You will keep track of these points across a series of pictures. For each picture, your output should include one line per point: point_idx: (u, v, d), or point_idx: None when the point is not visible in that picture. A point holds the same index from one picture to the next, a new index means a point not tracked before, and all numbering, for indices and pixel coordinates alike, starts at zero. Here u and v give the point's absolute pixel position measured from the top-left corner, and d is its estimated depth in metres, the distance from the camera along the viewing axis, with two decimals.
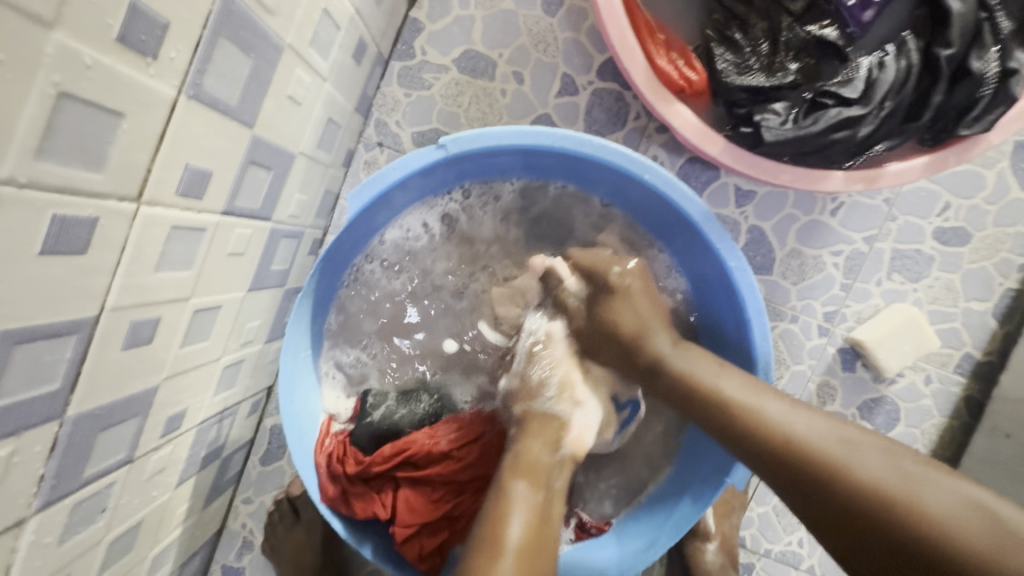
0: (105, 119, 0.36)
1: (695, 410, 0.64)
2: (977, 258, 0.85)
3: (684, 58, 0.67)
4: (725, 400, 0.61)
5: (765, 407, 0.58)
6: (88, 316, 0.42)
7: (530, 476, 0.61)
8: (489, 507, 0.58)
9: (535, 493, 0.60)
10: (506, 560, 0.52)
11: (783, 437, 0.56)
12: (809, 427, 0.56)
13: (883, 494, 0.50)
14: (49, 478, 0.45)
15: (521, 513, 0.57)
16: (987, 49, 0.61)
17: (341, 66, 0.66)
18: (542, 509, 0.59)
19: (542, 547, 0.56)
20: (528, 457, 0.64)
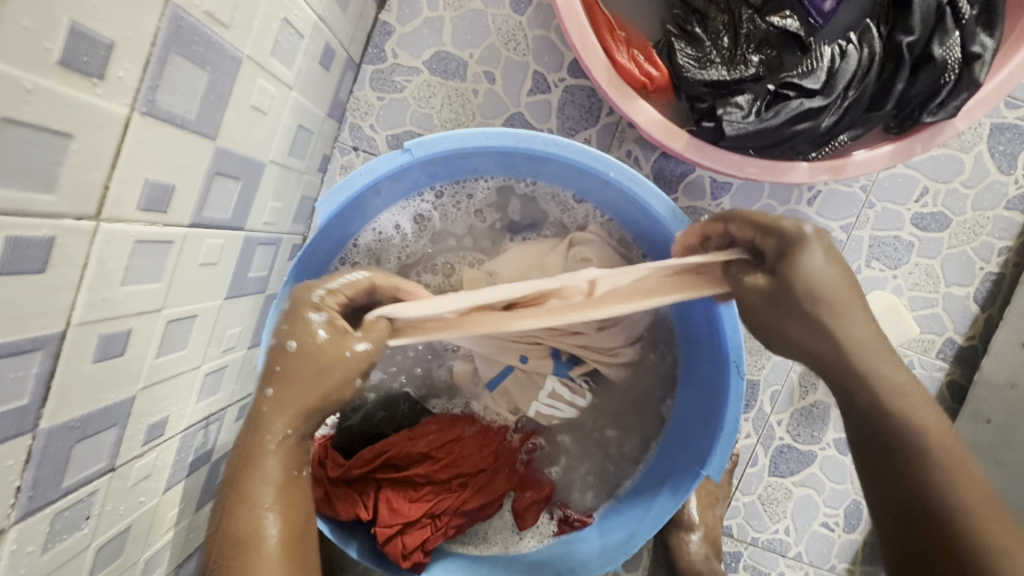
0: (53, 141, 0.36)
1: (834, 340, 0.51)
2: (957, 242, 0.85)
3: (645, 55, 0.68)
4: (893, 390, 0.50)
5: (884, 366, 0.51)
6: (55, 331, 0.43)
7: (268, 463, 0.56)
8: (234, 507, 0.55)
9: (289, 480, 0.58)
10: (264, 560, 0.54)
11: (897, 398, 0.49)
12: (903, 392, 0.50)
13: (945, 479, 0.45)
14: (25, 490, 0.46)
15: (278, 504, 0.56)
16: (949, 34, 0.62)
17: (308, 74, 0.66)
18: (301, 495, 0.58)
19: (297, 521, 0.57)
20: (264, 440, 0.57)
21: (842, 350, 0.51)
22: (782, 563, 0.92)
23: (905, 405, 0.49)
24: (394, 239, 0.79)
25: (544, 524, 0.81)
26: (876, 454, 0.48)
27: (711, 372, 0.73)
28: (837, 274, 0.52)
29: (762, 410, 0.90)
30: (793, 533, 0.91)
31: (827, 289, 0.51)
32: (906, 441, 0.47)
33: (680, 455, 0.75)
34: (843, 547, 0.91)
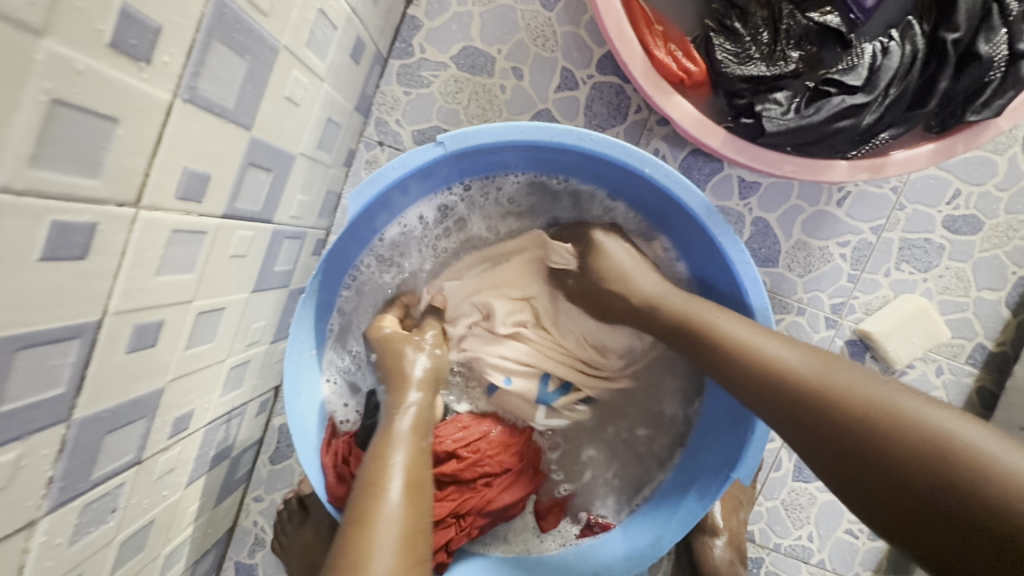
0: (99, 125, 0.36)
1: (695, 343, 0.64)
2: (989, 246, 0.84)
3: (683, 50, 0.67)
4: (816, 389, 0.52)
5: (760, 344, 0.58)
6: (91, 319, 0.42)
7: (403, 439, 0.63)
8: (371, 461, 0.61)
9: (417, 438, 0.64)
10: (386, 507, 0.56)
11: (770, 365, 0.56)
12: (768, 349, 0.57)
13: (841, 427, 0.50)
14: (57, 481, 0.46)
15: (402, 452, 0.61)
16: (996, 31, 0.60)
17: (339, 66, 0.66)
18: (424, 455, 0.63)
19: (422, 486, 0.60)
20: (394, 427, 0.64)
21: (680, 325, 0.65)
22: (805, 570, 0.90)
23: (767, 359, 0.56)
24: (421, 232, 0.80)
25: (566, 527, 0.81)
26: (839, 460, 0.50)
27: None
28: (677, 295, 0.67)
29: None
30: (817, 540, 0.90)
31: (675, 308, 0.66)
32: (808, 409, 0.52)
33: (707, 459, 0.74)
34: (867, 555, 0.89)
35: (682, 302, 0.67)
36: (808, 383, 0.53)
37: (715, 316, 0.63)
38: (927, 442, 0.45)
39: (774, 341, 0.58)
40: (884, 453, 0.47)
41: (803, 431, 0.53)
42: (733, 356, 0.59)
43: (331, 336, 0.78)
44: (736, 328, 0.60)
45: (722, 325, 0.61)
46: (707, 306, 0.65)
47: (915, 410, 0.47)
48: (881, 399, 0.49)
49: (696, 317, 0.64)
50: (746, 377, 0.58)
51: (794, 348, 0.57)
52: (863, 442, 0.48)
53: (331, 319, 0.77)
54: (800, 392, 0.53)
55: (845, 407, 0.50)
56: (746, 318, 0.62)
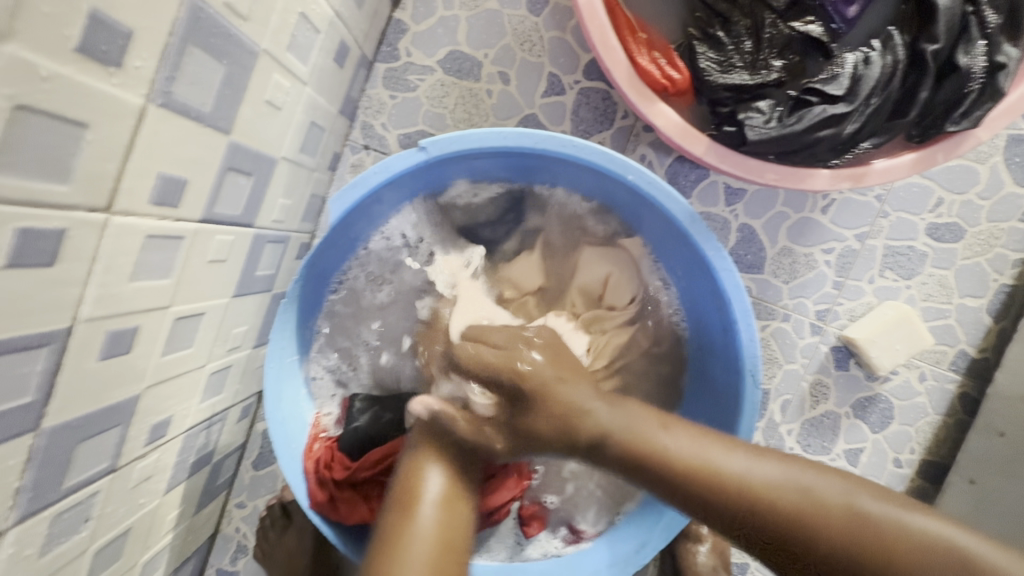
0: (68, 130, 0.35)
1: (648, 474, 0.55)
2: (971, 253, 0.84)
3: (667, 57, 0.67)
4: (767, 506, 0.50)
5: (725, 464, 0.53)
6: (61, 326, 0.41)
7: (436, 444, 0.62)
8: (393, 514, 0.57)
9: (448, 482, 0.60)
10: (420, 523, 0.56)
11: (749, 496, 0.51)
12: (740, 471, 0.52)
13: (847, 546, 0.47)
14: (26, 491, 0.45)
15: (432, 507, 0.57)
16: (974, 43, 0.61)
17: (322, 70, 0.65)
18: (456, 497, 0.60)
19: (457, 508, 0.59)
20: (430, 423, 0.64)
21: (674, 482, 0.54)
22: None
23: (745, 483, 0.52)
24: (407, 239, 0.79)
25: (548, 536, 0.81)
26: None
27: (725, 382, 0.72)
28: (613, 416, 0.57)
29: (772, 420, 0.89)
30: None
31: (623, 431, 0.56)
32: (800, 545, 0.49)
33: None
34: None
35: (628, 423, 0.57)
36: (762, 497, 0.51)
37: (657, 435, 0.56)
38: (891, 539, 0.46)
39: (745, 456, 0.54)
40: (847, 559, 0.47)
41: (760, 543, 0.51)
42: (677, 475, 0.54)
43: (314, 344, 0.77)
44: (715, 454, 0.54)
45: (663, 441, 0.55)
46: (650, 420, 0.57)
47: (868, 506, 0.49)
48: (837, 505, 0.49)
49: (640, 435, 0.56)
50: (694, 506, 0.54)
51: (737, 453, 0.54)
52: (826, 551, 0.48)
53: (315, 327, 0.76)
54: (754, 515, 0.51)
55: (868, 537, 0.47)
56: (682, 424, 0.57)
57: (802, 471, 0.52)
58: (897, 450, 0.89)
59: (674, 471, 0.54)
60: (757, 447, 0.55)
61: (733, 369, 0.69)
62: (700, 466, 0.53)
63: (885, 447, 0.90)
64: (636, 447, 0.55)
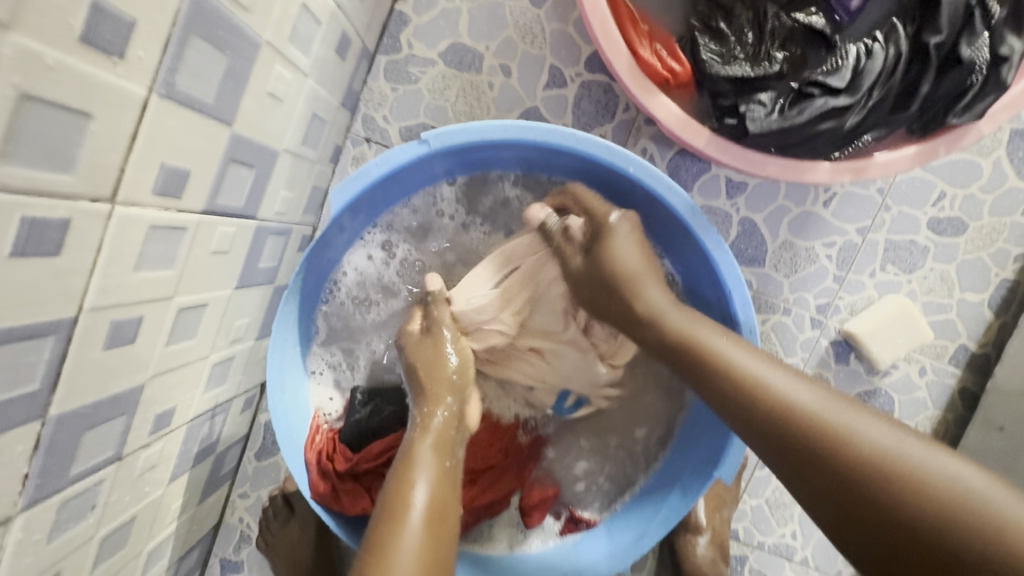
0: (72, 121, 0.36)
1: (687, 367, 0.62)
2: (973, 248, 0.84)
3: (668, 49, 0.67)
4: (799, 415, 0.52)
5: (766, 374, 0.56)
6: (66, 316, 0.42)
7: (431, 442, 0.63)
8: (391, 488, 0.58)
9: (441, 460, 0.61)
10: (409, 526, 0.54)
11: (778, 401, 0.54)
12: (756, 369, 0.57)
13: (840, 456, 0.49)
14: (33, 478, 0.45)
15: (425, 481, 0.58)
16: (978, 35, 0.61)
17: (324, 61, 0.66)
18: (448, 473, 0.61)
19: (446, 512, 0.57)
20: (431, 423, 0.65)
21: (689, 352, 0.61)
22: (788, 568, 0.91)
23: (763, 382, 0.55)
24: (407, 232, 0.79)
25: (549, 525, 0.81)
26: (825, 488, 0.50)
27: None
28: (662, 296, 0.66)
29: None
30: (801, 538, 0.90)
31: (667, 313, 0.65)
32: (808, 454, 0.51)
33: (690, 457, 0.75)
34: None
35: (682, 322, 0.64)
36: (795, 409, 0.53)
37: (715, 340, 0.61)
38: (909, 477, 0.46)
39: (781, 369, 0.56)
40: (869, 489, 0.47)
41: (792, 455, 0.52)
42: (724, 379, 0.58)
43: (316, 338, 0.77)
44: (737, 355, 0.58)
45: (716, 343, 0.60)
46: (709, 329, 0.62)
47: (903, 447, 0.48)
48: (871, 435, 0.49)
49: (697, 336, 0.62)
50: (736, 413, 0.57)
51: (781, 371, 0.56)
52: (840, 475, 0.49)
53: (316, 320, 0.77)
54: (783, 420, 0.53)
55: (837, 435, 0.50)
56: (741, 340, 0.61)
57: (850, 404, 0.52)
58: None
59: (720, 370, 0.58)
60: (814, 379, 0.56)
61: None
62: (749, 378, 0.56)
63: None
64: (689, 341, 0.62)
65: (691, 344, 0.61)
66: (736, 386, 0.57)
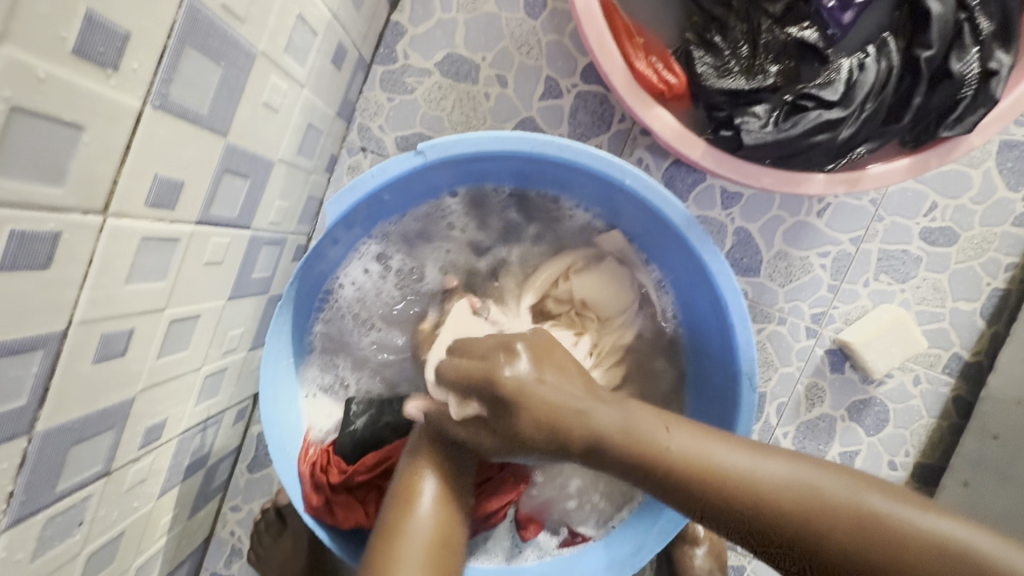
0: (63, 133, 0.35)
1: (642, 472, 0.54)
2: (965, 257, 0.85)
3: (664, 61, 0.67)
4: (764, 513, 0.49)
5: (722, 461, 0.52)
6: (55, 330, 0.41)
7: (428, 479, 0.62)
8: (388, 514, 0.60)
9: (443, 477, 0.62)
10: (411, 559, 0.56)
11: (742, 496, 0.50)
12: (714, 460, 0.52)
13: (818, 536, 0.47)
14: (19, 495, 0.44)
15: (428, 492, 0.61)
16: (968, 50, 0.62)
17: (320, 72, 0.65)
18: (449, 493, 0.62)
19: (450, 531, 0.60)
20: (423, 457, 0.63)
21: (641, 455, 0.53)
22: None
23: (720, 470, 0.51)
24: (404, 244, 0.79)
25: (545, 538, 0.81)
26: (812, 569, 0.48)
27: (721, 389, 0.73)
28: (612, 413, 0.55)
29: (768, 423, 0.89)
30: None
31: (625, 430, 0.54)
32: (782, 535, 0.48)
33: None
34: None
35: (622, 419, 0.55)
36: (764, 493, 0.49)
37: (662, 435, 0.54)
38: (895, 543, 0.45)
39: (729, 447, 0.53)
40: (867, 567, 0.45)
41: (782, 553, 0.49)
42: (676, 474, 0.52)
43: (312, 349, 0.77)
44: (677, 444, 0.53)
45: (667, 442, 0.53)
46: (652, 421, 0.55)
47: (872, 503, 0.47)
48: (842, 500, 0.47)
49: (644, 437, 0.54)
50: (704, 513, 0.52)
51: (737, 450, 0.52)
52: (834, 556, 0.46)
53: (313, 330, 0.76)
54: (761, 516, 0.49)
55: (801, 524, 0.47)
56: (683, 424, 0.55)
57: (803, 465, 0.51)
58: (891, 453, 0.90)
59: (685, 478, 0.52)
60: (762, 447, 0.53)
61: (729, 372, 0.70)
62: (705, 466, 0.51)
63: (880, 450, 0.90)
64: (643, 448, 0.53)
65: (642, 454, 0.53)
66: (690, 496, 0.52)
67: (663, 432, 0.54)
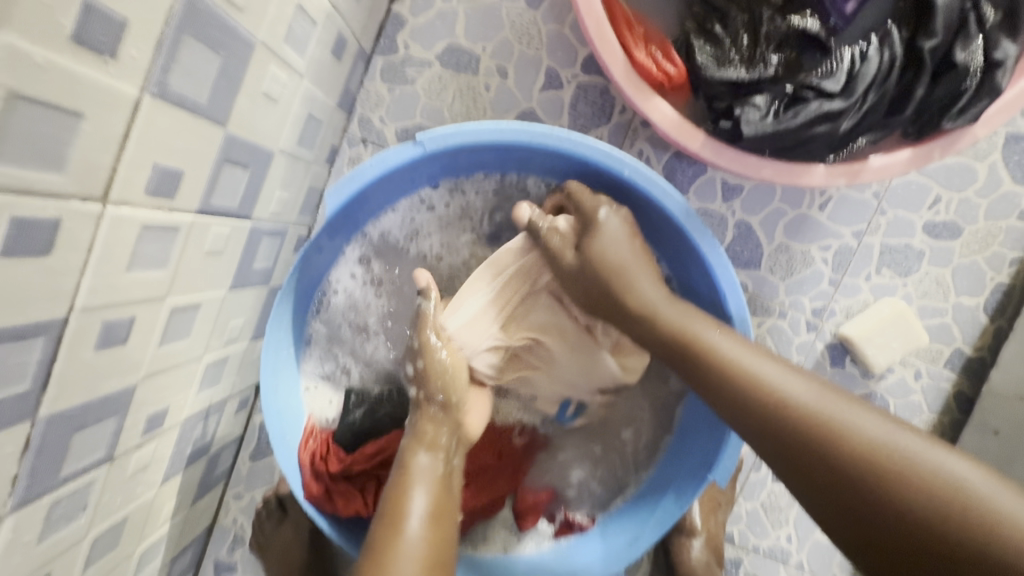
0: (63, 121, 0.36)
1: (683, 360, 0.63)
2: (968, 251, 0.84)
3: (663, 51, 0.67)
4: (796, 410, 0.54)
5: (760, 368, 0.58)
6: (56, 316, 0.42)
7: (430, 450, 0.65)
8: (389, 496, 0.61)
9: (438, 466, 0.64)
10: (409, 534, 0.56)
11: (774, 396, 0.56)
12: (746, 358, 0.59)
13: (838, 447, 0.51)
14: (23, 478, 0.45)
15: (424, 485, 0.61)
16: (972, 40, 0.61)
17: (320, 62, 0.66)
18: (443, 479, 0.63)
19: (446, 522, 0.60)
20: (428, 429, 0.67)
21: (682, 337, 0.63)
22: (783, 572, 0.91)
23: (758, 375, 0.57)
24: (397, 239, 0.79)
25: (542, 528, 0.81)
26: (824, 484, 0.51)
27: None
28: (729, 346, 0.61)
29: None
30: (796, 541, 0.90)
31: (667, 313, 0.65)
32: (808, 458, 0.52)
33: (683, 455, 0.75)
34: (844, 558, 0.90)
35: (677, 313, 0.64)
36: (797, 405, 0.54)
37: (708, 334, 0.62)
38: (916, 476, 0.48)
39: (771, 363, 0.58)
40: (883, 492, 0.48)
41: (800, 464, 0.53)
42: (721, 364, 0.59)
43: (315, 338, 0.77)
44: (727, 349, 0.60)
45: (711, 340, 0.61)
46: (701, 322, 0.64)
47: (896, 441, 0.50)
48: (878, 436, 0.50)
49: (690, 330, 0.63)
50: (729, 403, 0.58)
51: (774, 365, 0.58)
52: (849, 473, 0.50)
53: (312, 322, 0.77)
54: (789, 422, 0.54)
55: (823, 431, 0.52)
56: (732, 331, 0.63)
57: (839, 395, 0.55)
58: None
59: (717, 365, 0.60)
60: (809, 375, 0.58)
61: None
62: (740, 365, 0.59)
63: None
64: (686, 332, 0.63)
65: (682, 339, 0.63)
66: (727, 369, 0.59)
67: (710, 330, 0.62)
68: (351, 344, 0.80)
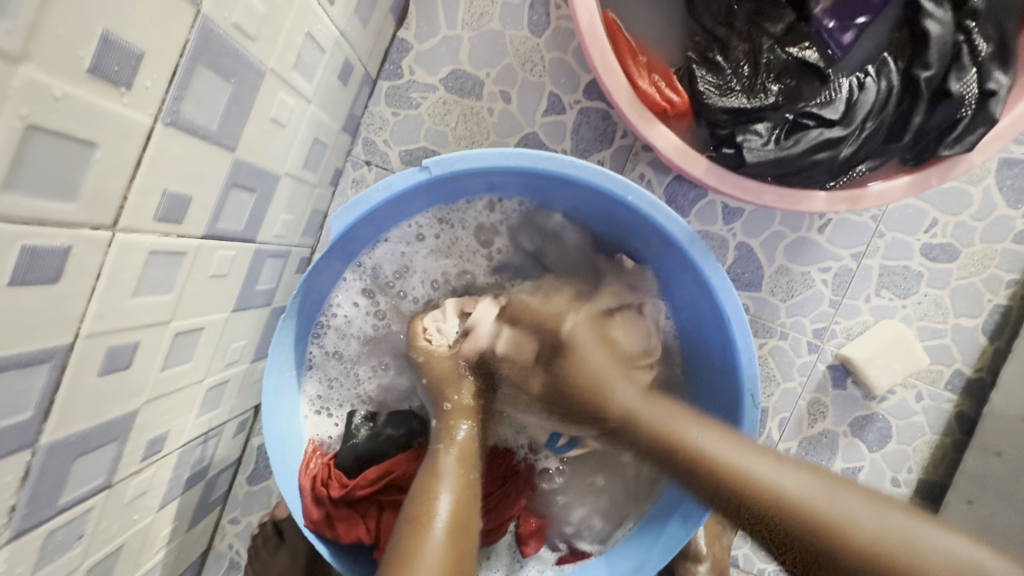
0: (77, 150, 0.36)
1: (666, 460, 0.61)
2: (966, 274, 0.85)
3: (666, 80, 0.69)
4: (785, 502, 0.52)
5: (747, 460, 0.56)
6: (62, 343, 0.41)
7: (455, 451, 0.67)
8: (416, 494, 0.62)
9: (464, 471, 0.66)
10: (436, 532, 0.58)
11: (762, 488, 0.53)
12: (730, 453, 0.57)
13: (839, 541, 0.49)
14: (20, 509, 0.44)
15: (449, 489, 0.62)
16: (966, 71, 0.63)
17: (327, 88, 0.66)
18: (469, 483, 0.65)
19: (468, 522, 0.62)
20: (453, 432, 0.70)
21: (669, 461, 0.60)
22: None
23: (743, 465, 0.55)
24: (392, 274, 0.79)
25: (545, 554, 0.81)
26: None
27: (727, 404, 0.72)
28: (710, 439, 0.59)
29: (770, 438, 0.90)
30: None
31: (643, 416, 0.64)
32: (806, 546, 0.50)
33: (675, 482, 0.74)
34: None
35: (660, 422, 0.63)
36: (788, 494, 0.52)
37: (690, 434, 0.60)
38: (875, 545, 0.48)
39: (756, 451, 0.57)
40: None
41: (772, 536, 0.52)
42: (709, 469, 0.57)
43: (319, 361, 0.77)
44: (713, 448, 0.58)
45: (694, 437, 0.60)
46: (683, 422, 0.62)
47: (894, 521, 0.49)
48: (864, 517, 0.49)
49: (673, 436, 0.61)
50: (722, 504, 0.56)
51: (765, 457, 0.56)
52: (844, 566, 0.48)
53: (311, 348, 0.75)
54: (782, 518, 0.51)
55: (821, 518, 0.50)
56: (713, 425, 0.61)
57: (822, 474, 0.54)
58: (895, 469, 0.89)
59: (713, 470, 0.57)
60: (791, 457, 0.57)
61: (733, 390, 0.70)
62: (727, 467, 0.56)
63: (883, 467, 0.90)
64: (666, 439, 0.61)
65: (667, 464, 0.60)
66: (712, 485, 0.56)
67: (691, 429, 0.61)
68: (350, 370, 0.79)
